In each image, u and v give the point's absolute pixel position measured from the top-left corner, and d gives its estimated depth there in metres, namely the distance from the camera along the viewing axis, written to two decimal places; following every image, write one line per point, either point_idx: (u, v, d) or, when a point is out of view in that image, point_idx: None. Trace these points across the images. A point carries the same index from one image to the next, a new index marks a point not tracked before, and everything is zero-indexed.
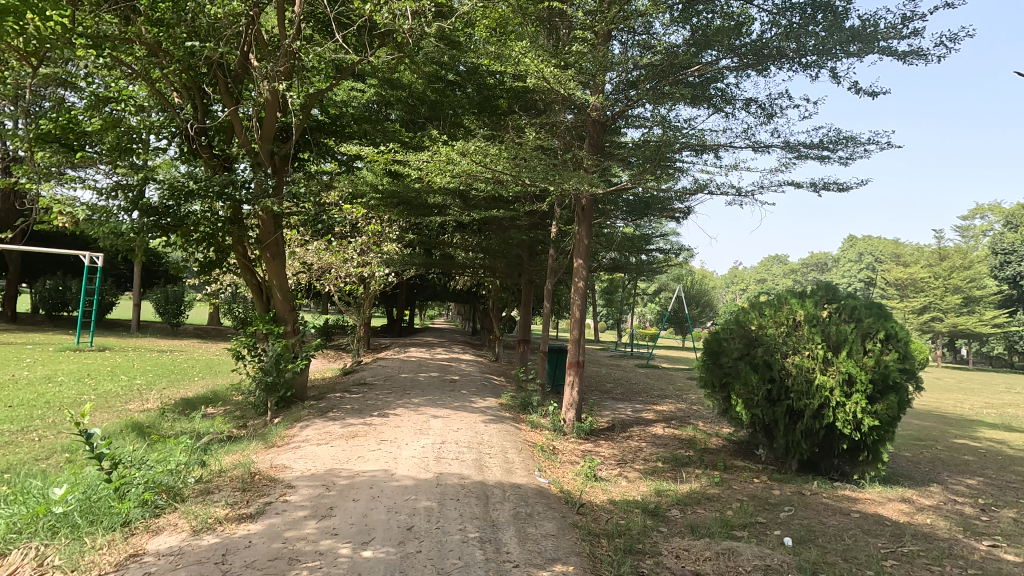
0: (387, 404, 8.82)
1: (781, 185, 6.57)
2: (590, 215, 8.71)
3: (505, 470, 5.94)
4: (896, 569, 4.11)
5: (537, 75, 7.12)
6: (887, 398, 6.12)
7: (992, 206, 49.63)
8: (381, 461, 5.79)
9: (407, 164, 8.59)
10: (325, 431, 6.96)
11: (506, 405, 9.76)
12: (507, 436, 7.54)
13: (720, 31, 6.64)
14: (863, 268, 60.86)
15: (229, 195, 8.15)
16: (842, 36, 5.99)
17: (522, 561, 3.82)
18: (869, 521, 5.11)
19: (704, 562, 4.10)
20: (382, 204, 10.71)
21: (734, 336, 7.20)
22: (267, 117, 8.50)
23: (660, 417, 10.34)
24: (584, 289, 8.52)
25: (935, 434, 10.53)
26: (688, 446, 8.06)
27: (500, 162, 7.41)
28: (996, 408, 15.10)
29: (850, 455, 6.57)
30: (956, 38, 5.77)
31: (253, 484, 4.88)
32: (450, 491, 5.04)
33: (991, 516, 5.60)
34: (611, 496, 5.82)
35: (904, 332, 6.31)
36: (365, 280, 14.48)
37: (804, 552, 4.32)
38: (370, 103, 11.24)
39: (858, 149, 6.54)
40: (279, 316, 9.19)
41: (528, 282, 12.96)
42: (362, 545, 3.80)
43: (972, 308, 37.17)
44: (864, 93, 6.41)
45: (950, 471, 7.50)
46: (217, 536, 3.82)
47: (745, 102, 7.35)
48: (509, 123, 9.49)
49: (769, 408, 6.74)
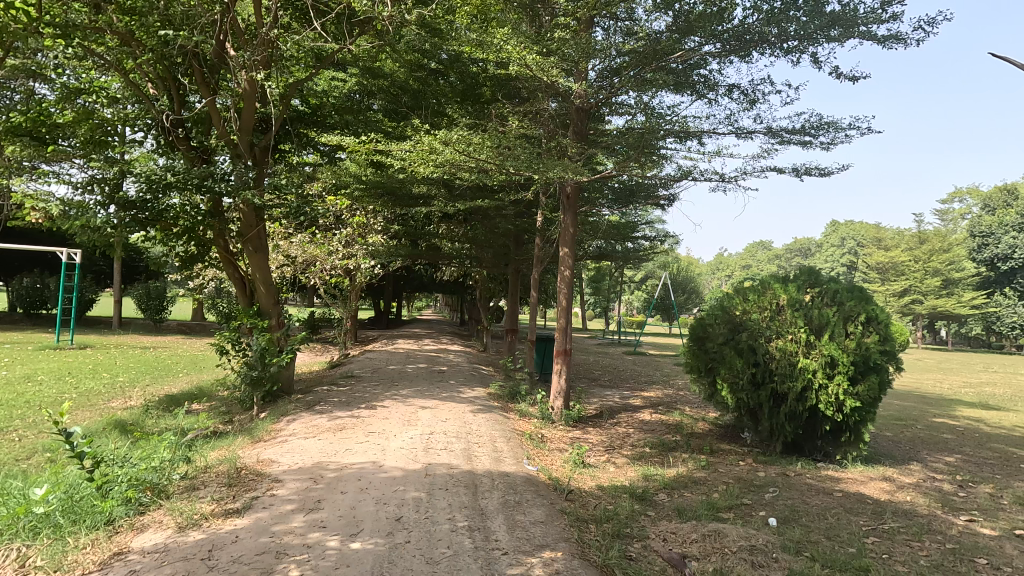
0: (375, 397, 8.79)
1: (764, 171, 6.58)
2: (575, 203, 8.64)
3: (493, 459, 5.96)
4: (878, 546, 4.20)
5: (519, 63, 7.12)
6: (868, 379, 6.23)
7: (970, 189, 50.52)
8: (369, 453, 5.77)
9: (389, 155, 8.64)
10: (313, 424, 6.91)
11: (494, 395, 9.77)
12: (495, 425, 7.56)
13: (703, 17, 6.59)
14: (844, 253, 61.76)
15: (208, 187, 7.98)
16: (822, 21, 6.00)
17: (511, 548, 3.85)
18: (851, 500, 5.21)
19: (691, 544, 4.13)
20: (366, 195, 10.61)
21: (718, 321, 7.28)
22: (246, 108, 8.42)
23: (647, 403, 10.42)
24: (571, 277, 8.49)
25: (914, 413, 10.75)
26: (674, 431, 8.15)
27: (483, 151, 7.34)
28: (974, 388, 15.36)
29: (833, 436, 6.71)
30: (934, 22, 5.79)
31: (239, 478, 4.85)
32: (439, 481, 5.05)
33: (969, 491, 5.75)
34: (599, 482, 5.86)
35: (884, 315, 6.39)
36: (351, 273, 14.25)
37: (787, 531, 4.41)
38: (353, 93, 11.26)
39: (839, 133, 6.60)
40: (263, 310, 9.09)
41: (515, 271, 12.96)
42: (350, 537, 3.80)
43: (951, 291, 38.09)
44: (844, 78, 6.46)
45: (929, 449, 7.67)
46: (204, 532, 3.80)
47: (728, 88, 7.38)
48: (492, 112, 9.40)
49: (753, 392, 6.84)
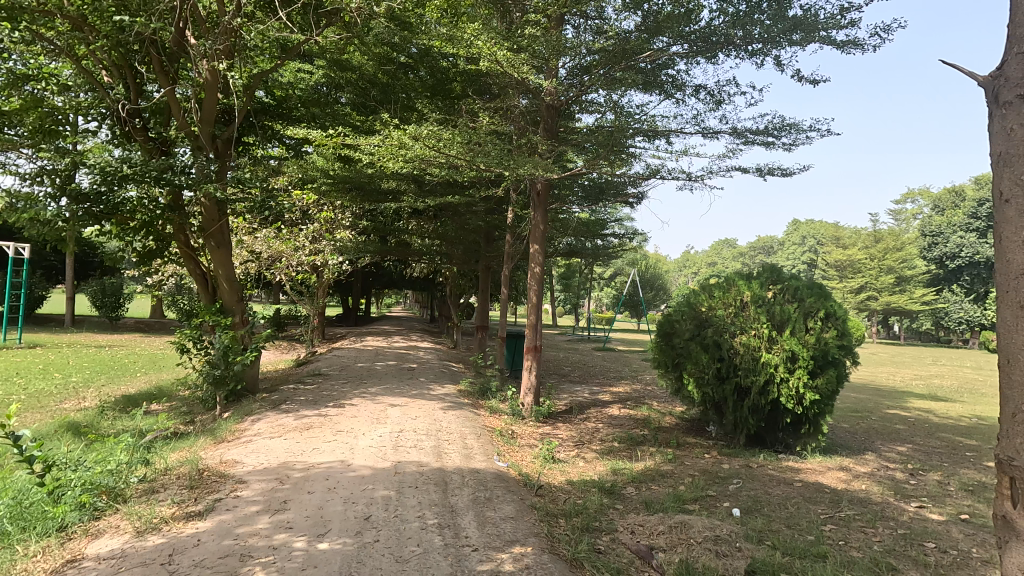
0: (343, 395, 8.67)
1: (729, 171, 6.73)
2: (545, 200, 8.67)
3: (463, 456, 5.96)
4: (835, 533, 4.37)
5: (490, 58, 7.10)
6: (826, 373, 6.46)
7: (922, 190, 52.80)
8: (337, 452, 5.69)
9: (357, 149, 8.51)
10: (279, 424, 6.77)
11: (465, 392, 9.74)
12: (466, 422, 7.54)
13: (671, 18, 6.69)
14: (805, 251, 63.81)
15: (168, 179, 7.60)
16: (785, 25, 6.16)
17: (481, 544, 3.86)
18: (810, 490, 5.40)
19: (658, 536, 4.21)
20: (334, 189, 10.42)
21: (685, 317, 7.43)
22: (208, 98, 8.15)
23: (616, 398, 10.56)
24: (541, 274, 8.53)
25: (869, 405, 11.20)
26: (642, 426, 8.29)
27: (454, 147, 7.29)
28: (925, 380, 16.09)
29: (794, 428, 6.94)
30: (890, 29, 6.01)
31: (201, 480, 4.71)
32: (408, 478, 5.02)
33: (919, 479, 6.03)
34: (569, 477, 5.92)
35: (842, 311, 6.63)
36: (319, 269, 13.99)
37: (750, 521, 4.54)
38: (320, 85, 11.04)
39: (800, 135, 6.79)
40: (226, 307, 8.83)
41: (485, 268, 12.94)
42: (317, 538, 3.74)
43: (904, 287, 39.79)
44: (805, 81, 6.65)
45: (882, 439, 8.01)
46: (163, 536, 3.68)
47: (695, 89, 7.52)
48: (462, 108, 9.34)
49: (718, 386, 7.00)
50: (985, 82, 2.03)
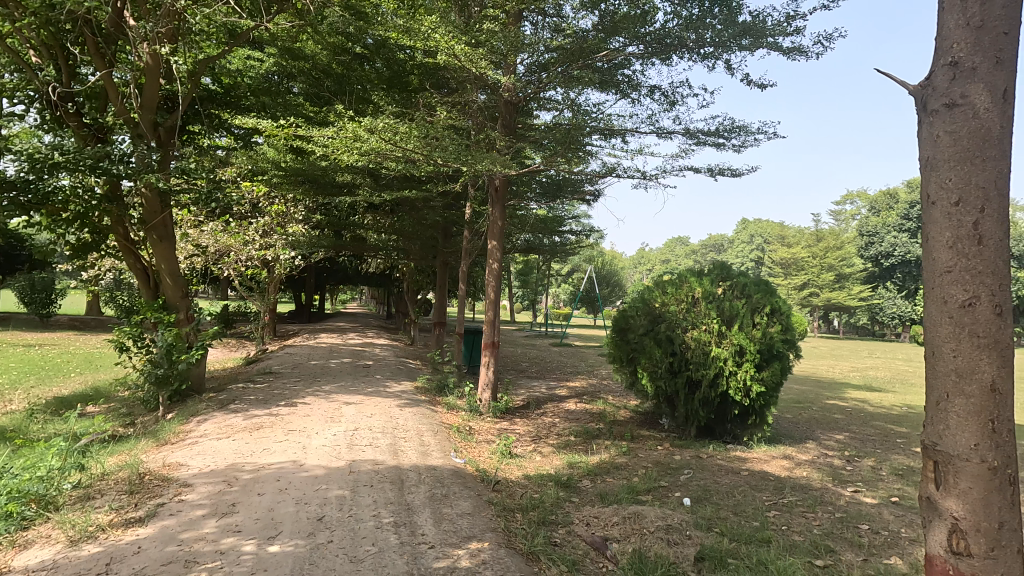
0: (296, 393, 8.44)
1: (682, 170, 6.92)
2: (503, 196, 8.68)
3: (419, 453, 5.91)
4: (778, 519, 4.58)
5: (447, 52, 7.05)
6: (772, 366, 6.75)
7: (859, 192, 55.75)
8: (289, 452, 5.54)
9: (310, 141, 8.28)
10: (227, 424, 6.53)
11: (421, 389, 9.66)
12: (422, 419, 7.49)
13: (627, 19, 6.80)
14: (753, 249, 66.36)
15: (104, 168, 7.20)
16: (735, 31, 6.36)
17: (438, 541, 3.84)
18: (755, 478, 5.64)
19: (612, 527, 4.29)
20: (286, 182, 10.11)
21: (639, 313, 7.61)
22: (148, 83, 7.75)
23: (572, 393, 10.70)
24: (499, 270, 8.54)
25: (811, 396, 11.78)
26: (597, 419, 8.44)
27: (410, 141, 7.20)
28: (861, 372, 17.06)
29: (741, 419, 7.22)
30: (831, 38, 6.29)
31: (142, 485, 4.50)
32: (363, 477, 4.94)
33: (854, 465, 6.39)
34: (525, 471, 5.97)
35: (787, 306, 6.93)
36: (270, 264, 13.55)
37: (700, 510, 4.70)
38: (271, 74, 10.69)
39: (749, 137, 7.04)
40: (169, 304, 8.43)
41: (443, 264, 12.86)
42: (268, 540, 3.63)
43: (843, 284, 41.95)
44: (754, 85, 6.90)
45: (822, 428, 8.44)
46: (100, 545, 3.50)
47: (650, 89, 7.68)
48: (420, 101, 9.22)
49: (671, 380, 7.21)
50: (916, 91, 2.15)
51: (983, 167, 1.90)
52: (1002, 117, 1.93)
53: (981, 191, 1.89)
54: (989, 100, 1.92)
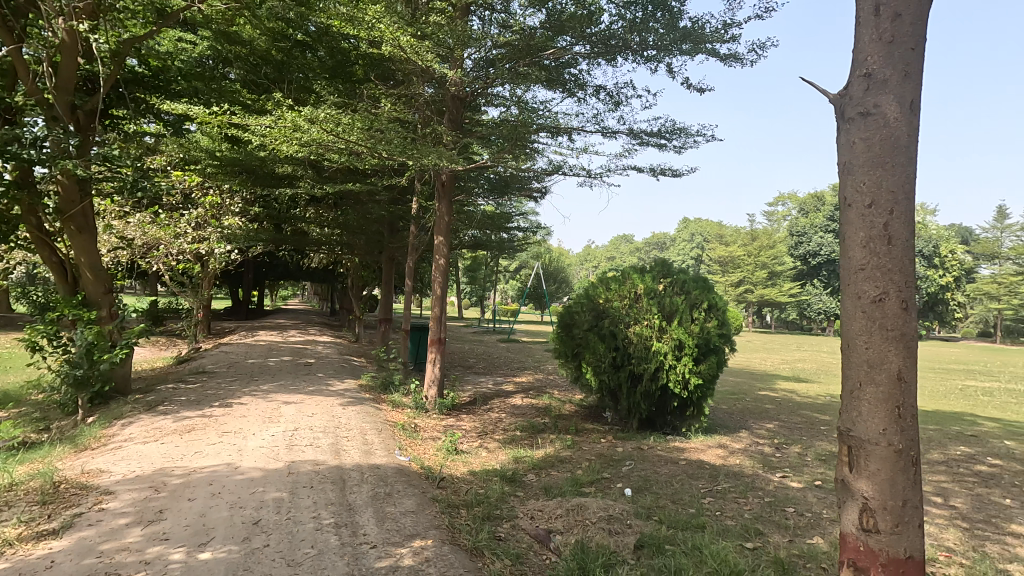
0: (232, 393, 8.08)
1: (625, 170, 7.08)
2: (450, 191, 8.62)
3: (362, 452, 5.80)
4: (712, 505, 4.79)
5: (392, 43, 6.93)
6: (709, 359, 7.03)
7: (790, 194, 58.95)
8: (223, 455, 5.29)
9: (246, 129, 7.92)
10: (154, 427, 6.17)
11: (366, 386, 9.47)
12: (366, 417, 7.34)
13: (573, 19, 6.88)
14: (693, 247, 68.91)
15: (13, 153, 6.62)
16: (676, 36, 6.56)
17: (380, 540, 3.78)
18: (693, 467, 5.87)
19: (556, 520, 4.36)
20: (221, 172, 9.65)
21: (584, 309, 7.75)
22: (65, 62, 7.18)
23: (519, 388, 10.78)
24: (445, 266, 8.48)
25: (745, 387, 12.40)
26: (543, 414, 8.55)
27: (353, 133, 7.01)
28: (790, 364, 18.10)
29: (680, 410, 7.50)
30: (764, 47, 6.60)
31: (57, 494, 4.19)
32: (303, 478, 4.80)
33: (783, 452, 6.78)
34: (471, 467, 5.97)
35: (722, 302, 7.24)
36: (203, 258, 12.90)
37: (640, 499, 4.85)
38: (205, 58, 10.16)
39: (689, 139, 7.30)
40: (90, 300, 7.87)
41: (389, 259, 12.64)
42: (198, 547, 3.47)
43: (775, 281, 44.23)
44: (693, 89, 7.14)
45: (754, 418, 8.90)
46: (7, 561, 3.23)
47: (595, 89, 7.81)
48: (364, 93, 9.00)
49: (614, 374, 7.38)
50: (835, 100, 2.27)
51: (892, 172, 2.05)
52: (909, 126, 2.07)
53: (890, 195, 2.04)
54: (899, 111, 2.06)
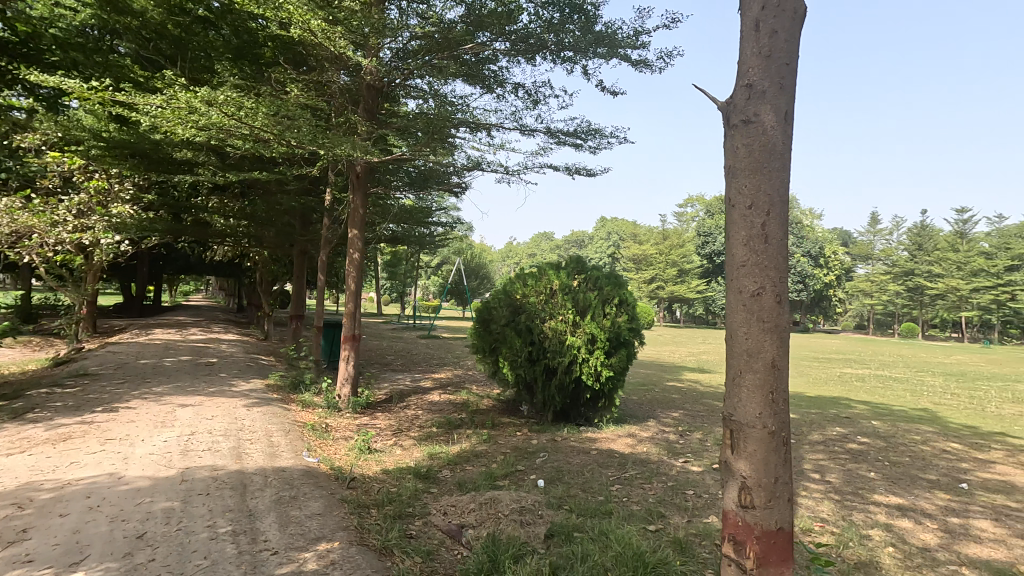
0: (118, 396, 7.39)
1: (542, 167, 7.22)
2: (365, 183, 8.37)
3: (267, 455, 5.50)
4: (620, 492, 5.01)
5: (302, 26, 6.63)
6: (620, 352, 7.33)
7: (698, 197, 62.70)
8: (104, 464, 4.83)
9: (135, 109, 7.24)
10: (21, 437, 5.51)
11: (274, 386, 9.00)
12: (273, 418, 6.98)
13: (493, 15, 6.91)
14: (610, 245, 71.56)
15: None
16: (591, 39, 6.77)
17: (282, 546, 3.61)
18: (603, 456, 6.10)
19: (469, 514, 4.36)
20: (106, 154, 8.76)
21: (501, 304, 7.82)
22: None
23: (437, 385, 10.69)
24: (360, 260, 8.22)
25: (654, 379, 13.06)
26: (460, 409, 8.54)
27: (258, 118, 6.62)
28: (696, 356, 19.27)
29: (593, 402, 7.77)
30: (671, 55, 6.97)
31: None
32: (198, 486, 4.47)
33: (685, 438, 7.21)
34: (384, 466, 5.85)
35: (632, 298, 7.58)
36: (87, 249, 11.69)
37: (552, 489, 4.98)
38: (88, 28, 9.19)
39: (603, 140, 7.56)
40: None
41: (301, 252, 12.08)
42: (69, 567, 3.14)
43: (684, 279, 46.85)
44: (607, 92, 7.41)
45: (661, 407, 9.40)
46: None
47: (514, 87, 7.89)
48: (271, 77, 8.53)
49: (530, 368, 7.51)
50: (722, 108, 2.42)
51: (770, 176, 2.22)
52: (784, 135, 2.26)
53: (767, 198, 2.22)
54: (775, 120, 2.24)
